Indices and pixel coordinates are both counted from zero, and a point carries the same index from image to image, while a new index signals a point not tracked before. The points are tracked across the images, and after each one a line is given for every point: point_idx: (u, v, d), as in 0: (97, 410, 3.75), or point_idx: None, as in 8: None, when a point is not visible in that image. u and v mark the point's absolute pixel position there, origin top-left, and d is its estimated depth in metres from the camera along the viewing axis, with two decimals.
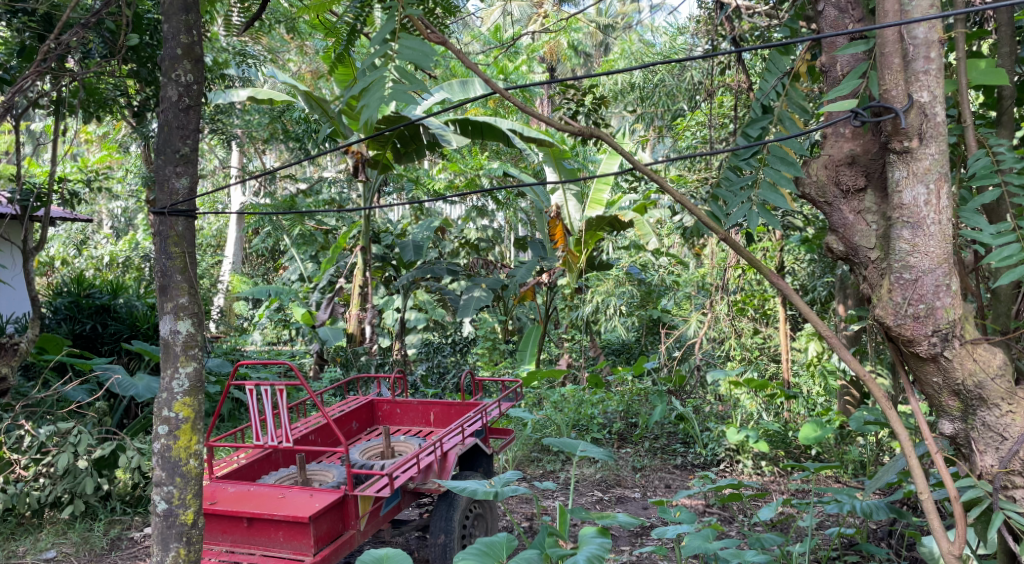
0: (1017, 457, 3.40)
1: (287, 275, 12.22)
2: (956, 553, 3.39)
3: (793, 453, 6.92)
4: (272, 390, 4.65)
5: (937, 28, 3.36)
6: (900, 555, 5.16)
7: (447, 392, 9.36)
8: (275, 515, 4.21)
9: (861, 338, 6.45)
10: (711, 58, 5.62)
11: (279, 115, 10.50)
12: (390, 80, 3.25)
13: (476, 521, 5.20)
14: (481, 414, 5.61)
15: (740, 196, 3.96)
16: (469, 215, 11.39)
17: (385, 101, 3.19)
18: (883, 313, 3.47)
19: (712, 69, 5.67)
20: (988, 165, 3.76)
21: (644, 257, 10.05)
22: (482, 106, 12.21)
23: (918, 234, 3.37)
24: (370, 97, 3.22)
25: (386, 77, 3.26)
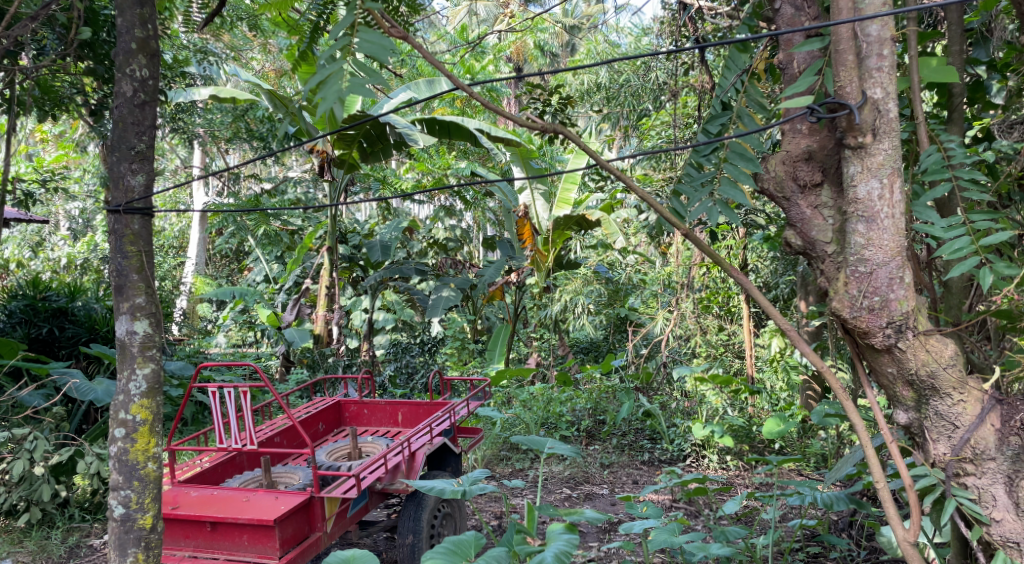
0: (968, 445, 3.45)
1: (251, 276, 12.14)
2: (912, 541, 3.46)
3: (757, 447, 7.04)
4: (235, 392, 4.61)
5: (890, 26, 3.43)
6: (860, 546, 5.28)
7: (415, 392, 9.36)
8: (239, 519, 4.18)
9: (822, 333, 6.56)
10: (676, 59, 5.67)
11: (241, 114, 10.40)
12: (348, 72, 3.25)
13: (444, 520, 5.20)
14: (448, 413, 5.61)
15: (700, 191, 4.07)
16: (437, 215, 11.37)
17: (344, 95, 3.17)
18: (839, 306, 3.53)
19: (676, 70, 5.73)
20: (939, 161, 3.84)
21: (611, 256, 10.10)
22: (449, 105, 12.21)
23: (872, 227, 3.44)
24: (328, 91, 3.20)
25: (345, 70, 3.26)
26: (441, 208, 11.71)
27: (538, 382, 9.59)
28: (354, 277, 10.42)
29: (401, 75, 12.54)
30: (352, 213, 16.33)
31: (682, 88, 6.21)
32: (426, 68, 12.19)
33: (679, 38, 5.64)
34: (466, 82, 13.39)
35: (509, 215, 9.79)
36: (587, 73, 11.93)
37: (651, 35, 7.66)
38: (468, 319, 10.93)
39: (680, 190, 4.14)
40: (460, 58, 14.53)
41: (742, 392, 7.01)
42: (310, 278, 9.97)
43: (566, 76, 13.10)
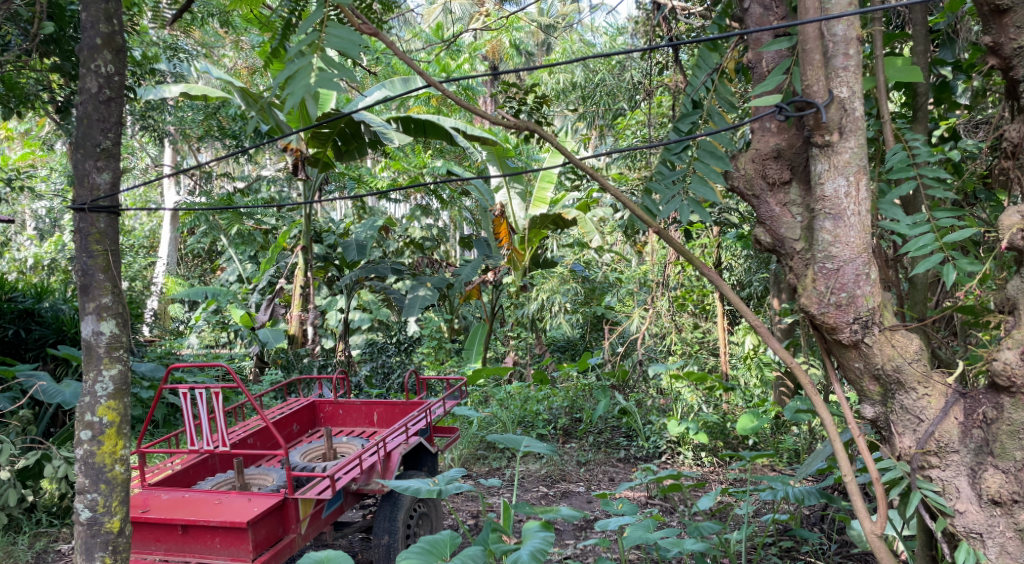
0: (933, 438, 3.46)
1: (224, 276, 12.04)
2: (879, 533, 3.52)
3: (731, 443, 7.11)
4: (206, 393, 4.58)
5: (855, 26, 3.48)
6: (831, 539, 5.36)
7: (391, 392, 9.34)
8: (211, 521, 4.15)
9: (794, 330, 6.62)
10: (650, 58, 5.70)
11: (213, 112, 10.30)
12: (316, 68, 3.22)
13: (419, 520, 5.20)
14: (424, 413, 5.61)
15: (672, 189, 4.10)
16: (412, 214, 11.33)
17: (312, 89, 3.16)
18: (807, 302, 3.57)
19: (651, 70, 5.76)
20: (903, 159, 3.90)
21: (587, 255, 10.12)
22: (425, 104, 12.18)
23: (839, 224, 3.49)
24: (297, 85, 3.17)
25: (313, 65, 3.23)
26: (416, 207, 11.67)
27: (514, 380, 9.60)
28: (329, 277, 10.36)
29: (376, 73, 12.47)
30: (328, 212, 16.23)
31: (657, 88, 6.24)
32: (401, 67, 12.13)
33: (654, 37, 5.67)
34: (442, 81, 13.37)
35: (486, 215, 9.78)
36: (562, 73, 11.94)
37: (625, 35, 7.69)
38: (445, 318, 10.84)
39: (652, 189, 4.16)
40: (435, 57, 14.48)
41: (716, 389, 7.10)
42: (284, 278, 9.91)
43: (541, 76, 13.10)
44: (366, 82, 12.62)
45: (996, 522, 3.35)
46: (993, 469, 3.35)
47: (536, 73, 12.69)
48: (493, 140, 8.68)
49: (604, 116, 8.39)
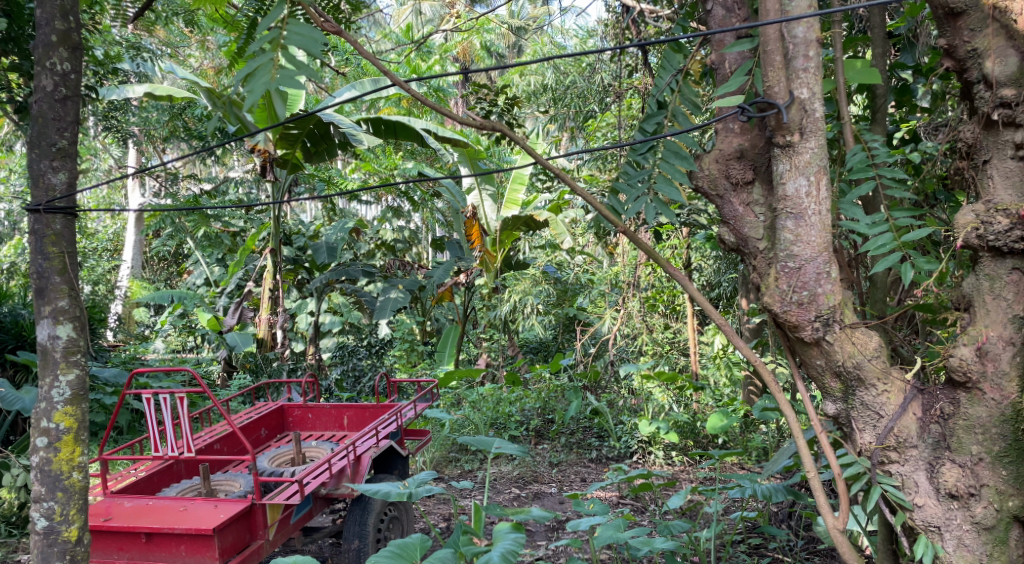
0: (893, 433, 3.51)
1: (191, 279, 11.91)
2: (841, 529, 3.57)
3: (701, 442, 7.17)
4: (170, 398, 4.52)
5: (815, 27, 3.53)
6: (798, 535, 5.43)
7: (362, 395, 9.30)
8: (175, 529, 4.10)
9: (762, 329, 6.68)
10: (620, 61, 5.73)
11: (178, 113, 10.16)
12: (277, 65, 3.20)
13: (390, 524, 5.17)
14: (395, 415, 5.60)
15: (637, 189, 4.11)
16: (383, 216, 11.29)
17: (273, 88, 3.13)
18: (770, 301, 3.61)
19: (622, 71, 5.79)
20: (863, 159, 3.95)
21: (559, 256, 10.13)
22: (395, 105, 12.13)
23: (800, 224, 3.53)
24: (256, 84, 3.16)
25: (274, 62, 3.21)
26: (387, 209, 11.62)
27: (486, 383, 9.60)
28: (299, 280, 10.27)
29: (345, 74, 12.41)
30: (297, 214, 16.14)
31: (627, 90, 6.27)
32: (370, 67, 12.07)
33: (624, 39, 5.71)
34: (413, 83, 13.35)
35: (458, 217, 9.78)
36: (534, 75, 11.94)
37: (595, 37, 7.72)
38: (416, 321, 10.81)
39: (618, 189, 4.17)
40: (406, 58, 14.43)
41: (686, 389, 7.17)
42: (252, 281, 9.82)
43: (512, 77, 13.11)
44: (335, 83, 12.53)
45: (954, 515, 3.40)
46: (951, 463, 3.41)
47: (507, 74, 12.71)
48: (464, 142, 8.68)
49: (574, 118, 8.40)
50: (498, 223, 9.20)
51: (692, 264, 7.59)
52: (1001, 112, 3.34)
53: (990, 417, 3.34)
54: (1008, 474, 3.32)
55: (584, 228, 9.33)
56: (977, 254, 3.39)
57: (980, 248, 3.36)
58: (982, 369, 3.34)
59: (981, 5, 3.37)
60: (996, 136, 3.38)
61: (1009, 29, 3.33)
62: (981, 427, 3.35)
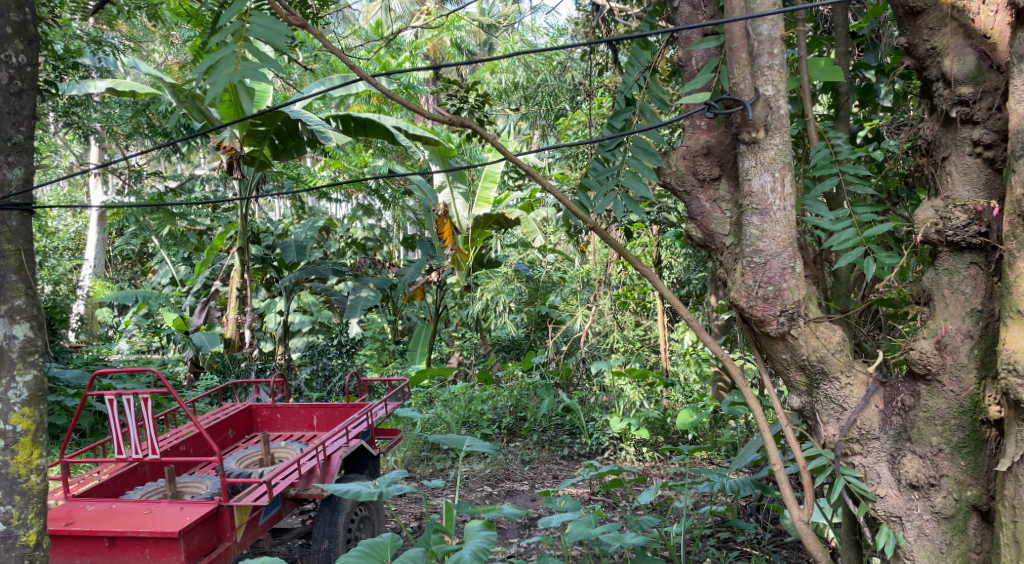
0: (855, 426, 3.55)
1: (157, 279, 11.76)
2: (806, 520, 3.61)
3: (672, 438, 7.25)
4: (134, 399, 4.46)
5: (780, 25, 3.57)
6: (766, 529, 5.49)
7: (332, 395, 9.26)
8: (140, 532, 4.05)
9: (731, 326, 6.75)
10: (591, 60, 5.75)
11: (142, 109, 10.03)
12: (239, 57, 3.17)
13: (361, 524, 5.16)
14: (366, 415, 5.59)
15: (606, 185, 4.10)
16: (354, 214, 11.24)
17: (236, 79, 3.10)
18: (736, 296, 3.65)
19: (591, 70, 5.81)
20: (827, 156, 3.99)
21: (531, 255, 10.15)
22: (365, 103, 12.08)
23: (766, 219, 3.57)
24: (219, 76, 3.12)
25: (236, 54, 3.18)
26: (357, 207, 11.58)
27: (458, 381, 9.59)
28: (267, 279, 10.17)
29: (314, 71, 12.33)
30: (265, 212, 16.01)
31: (597, 88, 6.27)
32: (340, 64, 12.01)
33: (593, 38, 5.74)
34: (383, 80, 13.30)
35: (429, 215, 9.76)
36: (505, 72, 11.95)
37: (565, 35, 7.74)
38: (388, 320, 10.80)
39: (587, 185, 4.17)
40: (376, 55, 14.38)
41: (657, 385, 7.23)
42: (220, 280, 9.73)
43: (483, 75, 13.12)
44: (304, 80, 12.44)
45: (915, 505, 3.45)
46: (912, 454, 3.46)
47: (478, 72, 12.71)
48: (435, 140, 8.66)
49: (545, 116, 8.41)
50: (469, 222, 9.19)
51: (662, 262, 7.66)
52: (960, 110, 3.39)
53: (949, 409, 3.40)
54: (967, 464, 3.38)
55: (555, 226, 9.37)
56: (937, 249, 3.45)
57: (939, 243, 3.41)
58: (941, 362, 3.40)
59: (940, 4, 3.44)
60: (955, 133, 3.44)
61: (967, 28, 3.39)
62: (940, 419, 3.41)
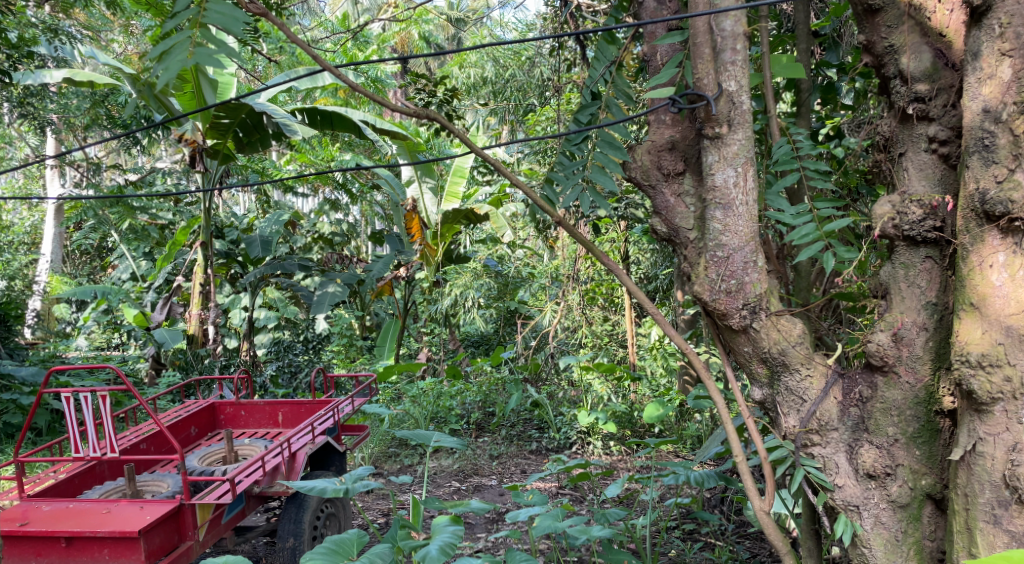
0: (815, 417, 3.60)
1: (117, 273, 11.58)
2: (766, 511, 3.67)
3: (639, 432, 7.32)
4: (92, 396, 4.40)
5: (742, 22, 3.61)
6: (730, 520, 5.56)
7: (298, 391, 9.20)
8: (98, 532, 4.00)
9: (696, 320, 6.82)
10: (559, 56, 5.77)
11: (101, 100, 9.87)
12: (193, 43, 3.14)
13: (327, 520, 5.14)
14: (332, 411, 5.57)
15: (572, 179, 4.10)
16: (320, 208, 11.19)
17: (187, 64, 3.07)
18: (700, 290, 3.68)
19: (559, 66, 5.83)
20: (788, 152, 4.03)
21: (501, 250, 10.18)
22: (331, 95, 12.01)
23: (728, 214, 3.61)
24: (171, 61, 3.09)
25: (190, 40, 3.15)
26: (323, 202, 11.51)
27: (426, 376, 9.59)
28: (232, 274, 10.07)
29: (279, 63, 12.22)
30: (228, 206, 15.85)
31: (565, 84, 6.29)
32: (305, 57, 11.92)
33: (561, 34, 5.76)
34: (350, 74, 13.22)
35: (397, 209, 9.72)
36: (473, 67, 11.93)
37: (533, 31, 7.75)
38: (355, 315, 10.75)
39: (553, 178, 4.16)
40: (342, 48, 14.28)
41: (624, 379, 7.28)
42: (183, 275, 9.62)
43: (451, 69, 13.07)
44: (268, 72, 12.34)
45: (872, 494, 3.51)
46: (869, 445, 3.52)
47: (446, 66, 12.68)
48: (403, 134, 8.64)
49: (514, 111, 8.42)
50: (438, 216, 9.22)
51: (629, 257, 7.72)
52: (916, 107, 3.46)
53: (905, 400, 3.47)
54: (921, 454, 3.45)
55: (524, 222, 9.40)
56: (894, 244, 3.51)
57: (896, 238, 3.47)
58: (897, 354, 3.47)
59: (897, 2, 3.50)
60: (911, 130, 3.51)
61: (923, 27, 3.46)
62: (896, 410, 3.47)
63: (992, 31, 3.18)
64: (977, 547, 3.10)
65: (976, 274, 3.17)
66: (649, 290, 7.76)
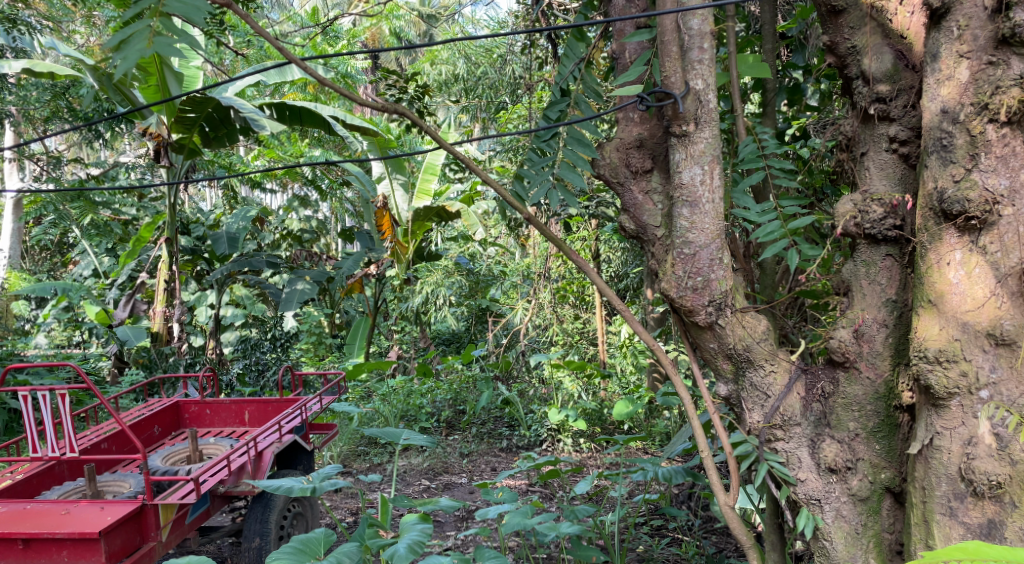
0: (779, 412, 3.63)
1: (78, 270, 11.38)
2: (731, 506, 3.71)
3: (608, 429, 7.38)
4: (51, 394, 4.33)
5: (709, 21, 3.65)
6: (697, 515, 5.62)
7: (266, 390, 9.12)
8: (57, 534, 3.96)
9: (666, 319, 6.86)
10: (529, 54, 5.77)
11: (61, 92, 9.70)
12: (152, 32, 3.11)
13: (294, 520, 5.12)
14: (300, 409, 5.54)
15: (541, 175, 4.10)
16: (289, 205, 11.12)
17: (145, 53, 3.04)
18: (667, 286, 3.71)
19: (530, 63, 5.84)
20: (754, 151, 4.08)
21: (472, 248, 10.18)
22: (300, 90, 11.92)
23: (695, 211, 3.64)
24: (130, 50, 3.05)
25: (149, 29, 3.12)
26: (293, 198, 11.43)
27: (397, 374, 9.59)
28: (198, 271, 9.95)
29: (247, 56, 12.10)
30: (194, 202, 15.66)
31: (537, 81, 6.29)
32: (274, 51, 11.81)
33: (532, 32, 5.76)
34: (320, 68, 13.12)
35: (368, 206, 9.66)
36: (444, 63, 11.86)
37: (505, 28, 7.75)
38: (325, 313, 10.74)
39: (522, 175, 4.16)
40: (312, 42, 14.15)
41: (595, 377, 7.33)
42: (147, 272, 9.50)
43: (422, 65, 13.02)
44: (236, 66, 12.20)
45: (833, 488, 3.56)
46: (830, 440, 3.57)
47: (417, 63, 12.64)
48: (374, 130, 8.60)
49: (486, 109, 8.40)
50: (409, 214, 9.21)
51: (600, 256, 7.76)
52: (877, 107, 3.51)
53: (866, 395, 3.52)
54: (881, 448, 3.52)
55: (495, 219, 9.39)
56: (855, 242, 3.56)
57: (857, 236, 3.53)
58: (858, 350, 3.52)
59: (860, 3, 3.56)
60: (873, 130, 3.56)
61: (885, 28, 3.52)
62: (857, 405, 3.53)
63: (950, 33, 3.24)
64: (934, 539, 3.16)
65: (934, 272, 3.23)
66: (619, 289, 7.77)
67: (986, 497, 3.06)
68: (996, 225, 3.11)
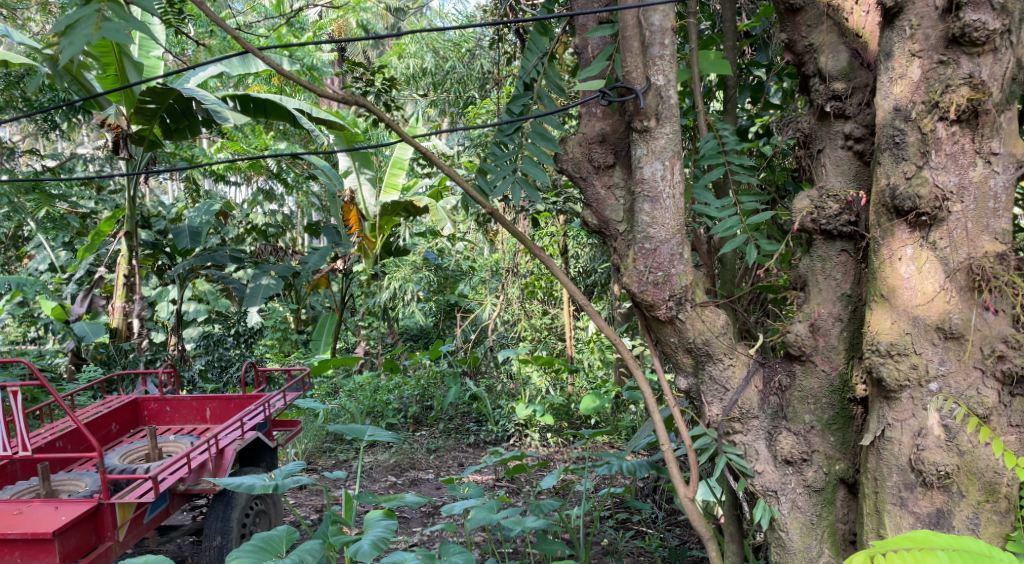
0: (737, 405, 3.68)
1: (34, 264, 11.15)
2: (690, 498, 3.74)
3: (575, 423, 7.41)
4: (3, 392, 4.25)
5: (670, 17, 3.67)
6: (661, 508, 5.69)
7: (229, 386, 9.03)
8: (9, 534, 3.89)
9: (632, 314, 6.91)
10: (497, 48, 5.76)
11: (15, 81, 9.48)
12: (101, 18, 3.06)
13: (256, 517, 5.07)
14: (262, 406, 5.49)
15: (504, 169, 4.09)
16: (254, 199, 11.00)
17: (91, 37, 2.99)
18: (628, 281, 3.72)
19: (499, 58, 5.82)
20: (715, 147, 4.11)
21: (440, 243, 10.14)
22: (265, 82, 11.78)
23: (656, 206, 3.67)
24: (76, 36, 2.99)
25: (97, 15, 3.07)
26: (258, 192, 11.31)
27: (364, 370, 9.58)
28: (158, 265, 9.81)
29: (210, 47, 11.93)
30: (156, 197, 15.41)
31: (505, 76, 6.28)
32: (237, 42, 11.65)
33: (499, 26, 5.75)
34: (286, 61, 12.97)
35: (334, 201, 9.53)
36: (412, 57, 11.79)
37: (474, 23, 7.72)
38: (290, 308, 10.69)
39: (486, 170, 4.15)
40: (278, 33, 13.99)
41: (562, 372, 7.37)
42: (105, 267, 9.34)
43: (390, 58, 12.94)
44: (198, 57, 12.02)
45: (789, 479, 3.61)
46: (787, 432, 3.63)
47: (384, 56, 12.56)
48: (340, 124, 8.53)
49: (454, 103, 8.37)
50: (377, 208, 9.02)
51: (568, 252, 7.79)
52: (834, 105, 3.56)
53: (821, 388, 3.58)
54: (835, 440, 3.58)
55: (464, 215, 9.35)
56: (812, 237, 3.62)
57: (814, 231, 3.58)
58: (814, 344, 3.58)
59: (817, 2, 3.61)
60: (829, 127, 3.61)
61: (841, 27, 3.58)
62: (813, 398, 3.59)
63: (903, 32, 3.28)
64: (885, 528, 3.23)
65: (887, 267, 3.28)
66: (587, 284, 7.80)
67: (935, 487, 3.12)
68: (946, 222, 3.18)
